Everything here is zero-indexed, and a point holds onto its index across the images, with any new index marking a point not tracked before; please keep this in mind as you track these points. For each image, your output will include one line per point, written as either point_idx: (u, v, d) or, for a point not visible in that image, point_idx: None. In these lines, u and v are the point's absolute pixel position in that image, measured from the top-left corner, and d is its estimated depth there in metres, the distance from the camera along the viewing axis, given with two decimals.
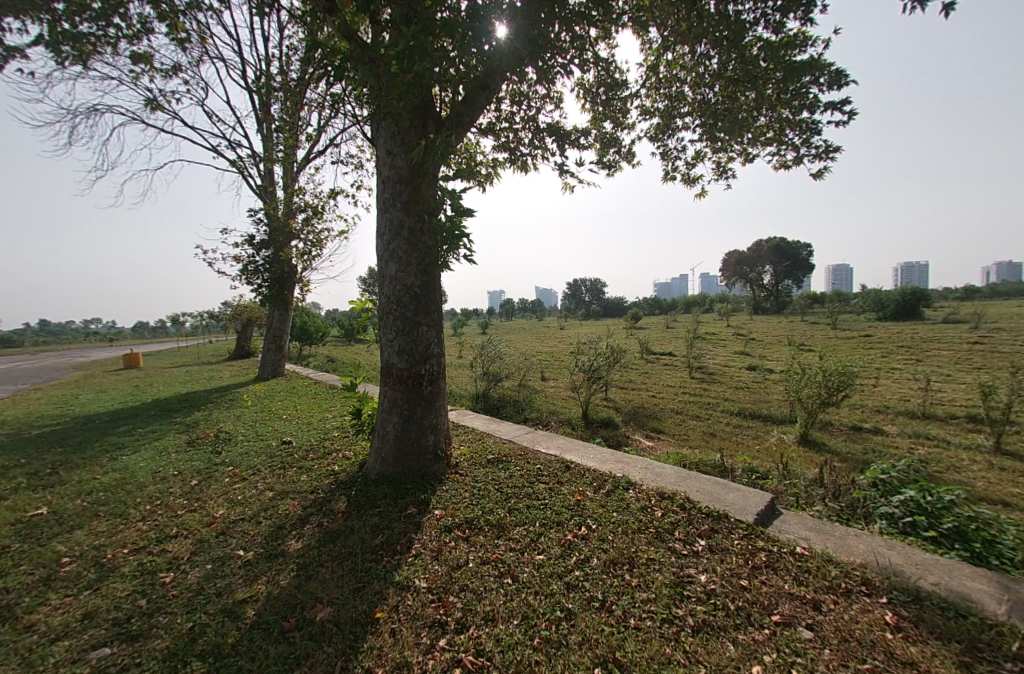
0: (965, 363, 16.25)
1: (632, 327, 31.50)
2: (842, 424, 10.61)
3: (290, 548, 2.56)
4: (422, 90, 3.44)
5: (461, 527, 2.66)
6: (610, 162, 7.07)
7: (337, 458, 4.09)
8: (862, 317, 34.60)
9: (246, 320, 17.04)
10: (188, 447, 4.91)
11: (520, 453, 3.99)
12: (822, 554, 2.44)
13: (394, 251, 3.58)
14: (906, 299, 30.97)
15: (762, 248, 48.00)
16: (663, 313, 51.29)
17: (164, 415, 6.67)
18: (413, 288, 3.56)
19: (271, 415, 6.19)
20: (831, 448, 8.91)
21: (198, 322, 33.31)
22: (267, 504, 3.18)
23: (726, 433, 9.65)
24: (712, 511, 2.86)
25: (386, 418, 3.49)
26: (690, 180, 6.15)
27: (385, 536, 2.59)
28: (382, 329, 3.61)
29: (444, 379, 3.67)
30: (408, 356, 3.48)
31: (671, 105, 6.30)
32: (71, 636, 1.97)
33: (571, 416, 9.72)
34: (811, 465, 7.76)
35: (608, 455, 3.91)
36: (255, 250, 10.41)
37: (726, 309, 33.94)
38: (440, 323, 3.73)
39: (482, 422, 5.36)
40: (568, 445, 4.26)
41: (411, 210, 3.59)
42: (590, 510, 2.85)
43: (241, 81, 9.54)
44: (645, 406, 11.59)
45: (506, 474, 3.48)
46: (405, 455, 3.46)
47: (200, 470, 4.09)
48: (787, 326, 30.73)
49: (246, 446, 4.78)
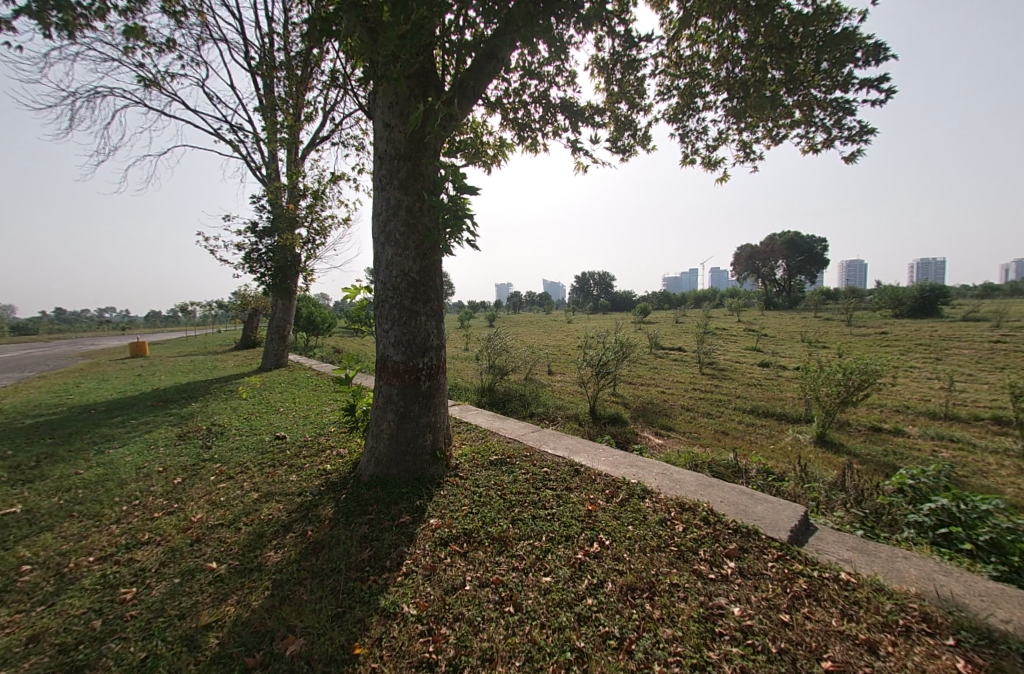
0: (988, 362, 15.64)
1: (642, 321, 30.94)
2: (860, 424, 10.19)
3: (267, 561, 2.30)
4: (421, 54, 3.11)
5: (459, 540, 2.38)
6: (625, 146, 6.69)
7: (330, 456, 3.84)
8: (877, 313, 33.76)
9: (252, 310, 16.93)
10: (178, 440, 4.70)
11: (526, 454, 3.70)
12: (871, 582, 2.12)
13: (391, 234, 3.28)
14: (924, 296, 30.08)
15: (777, 243, 47.06)
16: (673, 308, 50.64)
17: (161, 406, 6.50)
18: (411, 274, 3.26)
19: (268, 407, 5.96)
20: (849, 449, 8.54)
21: (207, 311, 33.48)
22: (250, 507, 2.94)
23: (739, 431, 9.30)
24: (740, 526, 2.55)
25: (380, 415, 3.21)
26: (709, 164, 5.77)
27: (373, 549, 2.31)
28: (378, 318, 3.32)
29: (445, 373, 3.38)
30: (405, 348, 3.20)
31: (691, 85, 5.92)
32: (9, 664, 1.74)
33: (578, 411, 9.43)
34: (830, 468, 7.41)
35: (622, 458, 3.61)
36: (257, 238, 10.18)
37: (737, 304, 33.29)
38: (440, 313, 3.43)
39: (486, 419, 5.09)
40: (577, 445, 3.97)
41: (410, 188, 3.28)
42: (603, 523, 2.55)
43: (244, 61, 9.25)
44: (654, 402, 11.24)
45: (510, 477, 3.20)
46: (401, 456, 3.18)
47: (187, 466, 3.87)
48: (801, 322, 30.03)
49: (237, 440, 4.55)
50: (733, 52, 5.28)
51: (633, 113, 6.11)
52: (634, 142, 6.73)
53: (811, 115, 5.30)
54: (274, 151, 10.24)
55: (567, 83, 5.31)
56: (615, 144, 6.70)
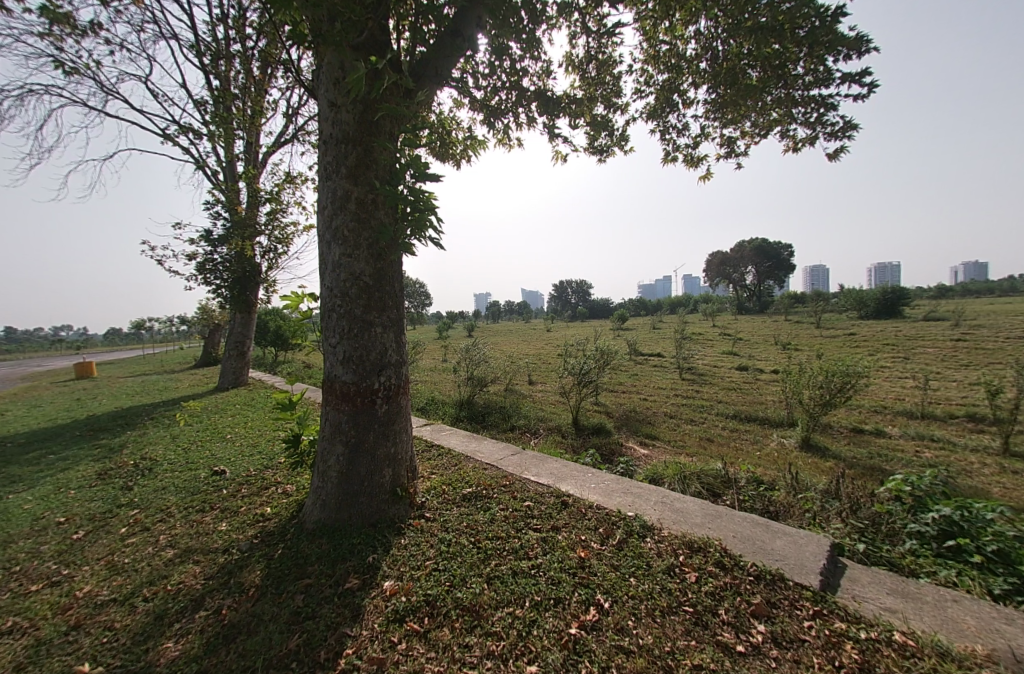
0: (952, 360, 16.10)
1: (620, 328, 30.99)
2: (841, 426, 10.10)
3: (160, 660, 1.73)
4: (369, 19, 2.65)
5: (419, 615, 1.87)
6: (602, 146, 6.38)
7: (272, 496, 3.24)
8: (844, 315, 34.84)
9: (214, 325, 15.93)
10: (96, 479, 3.99)
11: (505, 484, 3.19)
12: (933, 645, 1.72)
13: (337, 231, 2.77)
14: (887, 298, 31.15)
15: (746, 250, 48.32)
16: (649, 314, 51.29)
17: (90, 436, 5.70)
18: (363, 278, 2.75)
19: (213, 435, 5.25)
20: (835, 453, 8.36)
21: (167, 327, 31.62)
22: (159, 574, 2.34)
23: (725, 438, 9.04)
24: (762, 571, 2.12)
25: (328, 449, 2.67)
26: (691, 161, 5.50)
27: (304, 635, 1.78)
28: (325, 330, 2.80)
29: (406, 395, 2.87)
30: (356, 365, 2.67)
31: (669, 81, 5.66)
32: None
33: (560, 422, 8.99)
34: (821, 474, 7.18)
35: (616, 485, 3.15)
36: (212, 247, 9.43)
37: (712, 307, 33.85)
38: (400, 323, 2.92)
39: (460, 440, 4.58)
40: (563, 470, 3.49)
41: (359, 177, 2.78)
42: (600, 576, 2.07)
43: (196, 57, 8.59)
44: (637, 410, 10.93)
45: (486, 515, 2.69)
46: (353, 498, 2.63)
47: (95, 515, 3.19)
48: (774, 325, 30.59)
49: (167, 478, 3.87)
50: (712, 50, 5.05)
51: (610, 111, 5.81)
52: (611, 143, 6.43)
53: (791, 111, 5.09)
54: (231, 155, 9.57)
55: (541, 74, 4.97)
56: (592, 144, 6.38)
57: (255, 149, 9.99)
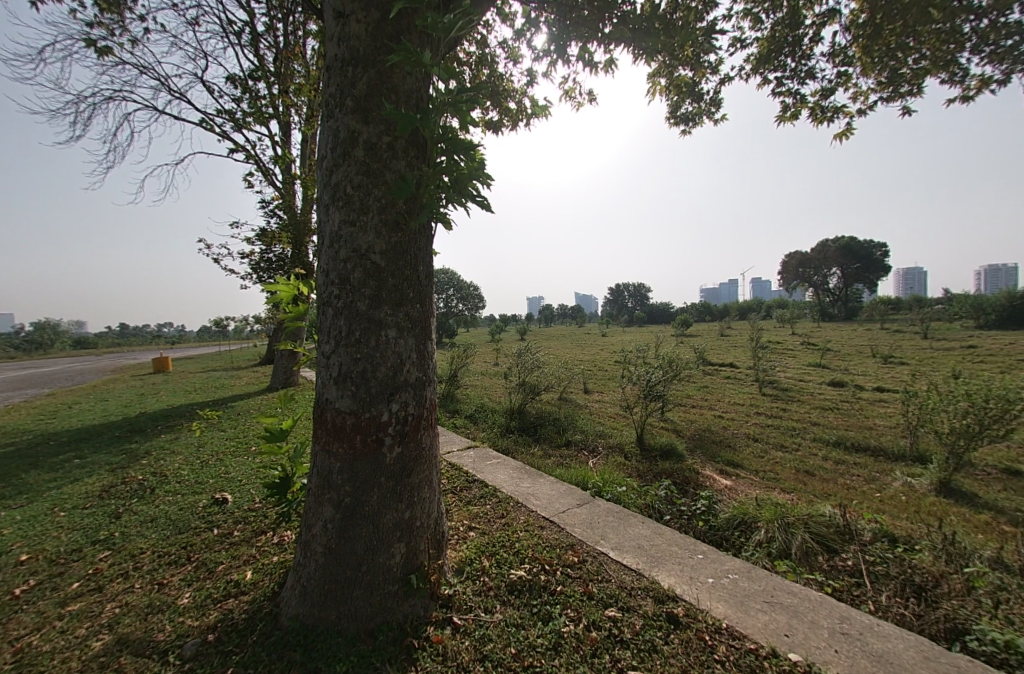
0: None
1: (683, 334, 28.44)
2: (989, 466, 7.88)
3: None
4: None
5: None
6: (688, 115, 5.19)
7: (263, 552, 2.47)
8: (955, 323, 29.73)
9: (275, 324, 16.25)
10: (93, 498, 3.45)
11: (575, 563, 2.17)
12: None
13: (338, 188, 1.91)
14: (1017, 303, 26.01)
15: (830, 250, 43.49)
16: (715, 320, 47.56)
17: (123, 439, 5.36)
18: (371, 254, 1.85)
19: (237, 447, 4.68)
20: (989, 501, 6.37)
21: (242, 326, 33.63)
22: None
23: (829, 471, 7.31)
24: None
25: (313, 509, 1.82)
26: (812, 114, 4.15)
27: None
28: (318, 334, 1.95)
29: (430, 431, 1.93)
30: (356, 387, 1.78)
31: (783, 18, 4.31)
32: None
33: (621, 441, 7.73)
34: (980, 533, 5.36)
35: (748, 584, 2.01)
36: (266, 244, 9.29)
37: (788, 314, 30.28)
38: (424, 323, 2.00)
39: (508, 475, 3.60)
40: (658, 544, 2.38)
41: (371, 111, 1.89)
42: None
43: (253, 51, 8.35)
44: (712, 429, 9.39)
45: (546, 635, 1.68)
46: (344, 590, 1.74)
47: (60, 556, 2.58)
48: (868, 335, 26.55)
49: (164, 504, 3.25)
50: None
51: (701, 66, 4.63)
52: (699, 110, 5.22)
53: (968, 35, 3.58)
54: (287, 152, 9.37)
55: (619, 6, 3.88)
56: (675, 112, 5.19)
57: (310, 143, 9.71)
